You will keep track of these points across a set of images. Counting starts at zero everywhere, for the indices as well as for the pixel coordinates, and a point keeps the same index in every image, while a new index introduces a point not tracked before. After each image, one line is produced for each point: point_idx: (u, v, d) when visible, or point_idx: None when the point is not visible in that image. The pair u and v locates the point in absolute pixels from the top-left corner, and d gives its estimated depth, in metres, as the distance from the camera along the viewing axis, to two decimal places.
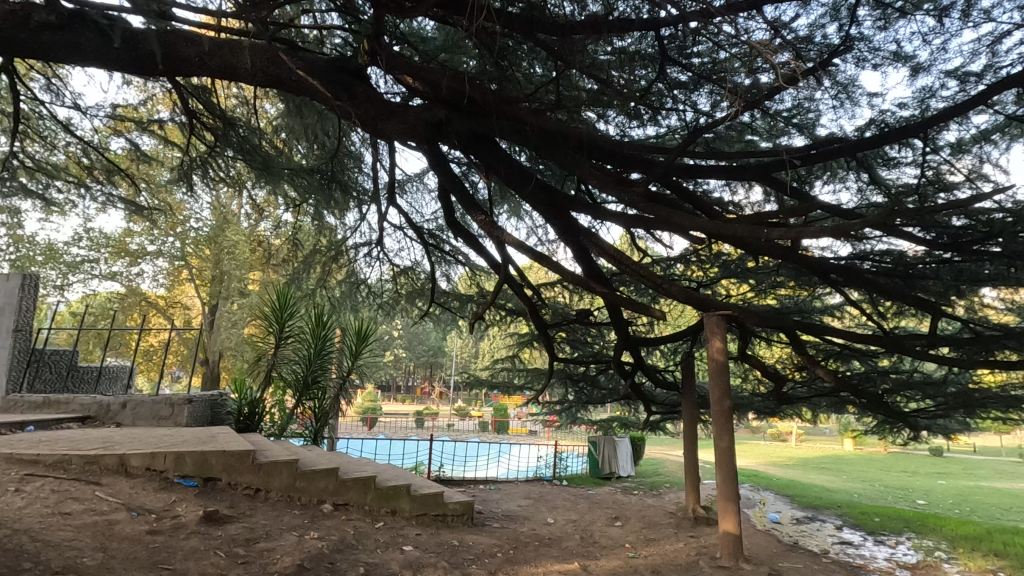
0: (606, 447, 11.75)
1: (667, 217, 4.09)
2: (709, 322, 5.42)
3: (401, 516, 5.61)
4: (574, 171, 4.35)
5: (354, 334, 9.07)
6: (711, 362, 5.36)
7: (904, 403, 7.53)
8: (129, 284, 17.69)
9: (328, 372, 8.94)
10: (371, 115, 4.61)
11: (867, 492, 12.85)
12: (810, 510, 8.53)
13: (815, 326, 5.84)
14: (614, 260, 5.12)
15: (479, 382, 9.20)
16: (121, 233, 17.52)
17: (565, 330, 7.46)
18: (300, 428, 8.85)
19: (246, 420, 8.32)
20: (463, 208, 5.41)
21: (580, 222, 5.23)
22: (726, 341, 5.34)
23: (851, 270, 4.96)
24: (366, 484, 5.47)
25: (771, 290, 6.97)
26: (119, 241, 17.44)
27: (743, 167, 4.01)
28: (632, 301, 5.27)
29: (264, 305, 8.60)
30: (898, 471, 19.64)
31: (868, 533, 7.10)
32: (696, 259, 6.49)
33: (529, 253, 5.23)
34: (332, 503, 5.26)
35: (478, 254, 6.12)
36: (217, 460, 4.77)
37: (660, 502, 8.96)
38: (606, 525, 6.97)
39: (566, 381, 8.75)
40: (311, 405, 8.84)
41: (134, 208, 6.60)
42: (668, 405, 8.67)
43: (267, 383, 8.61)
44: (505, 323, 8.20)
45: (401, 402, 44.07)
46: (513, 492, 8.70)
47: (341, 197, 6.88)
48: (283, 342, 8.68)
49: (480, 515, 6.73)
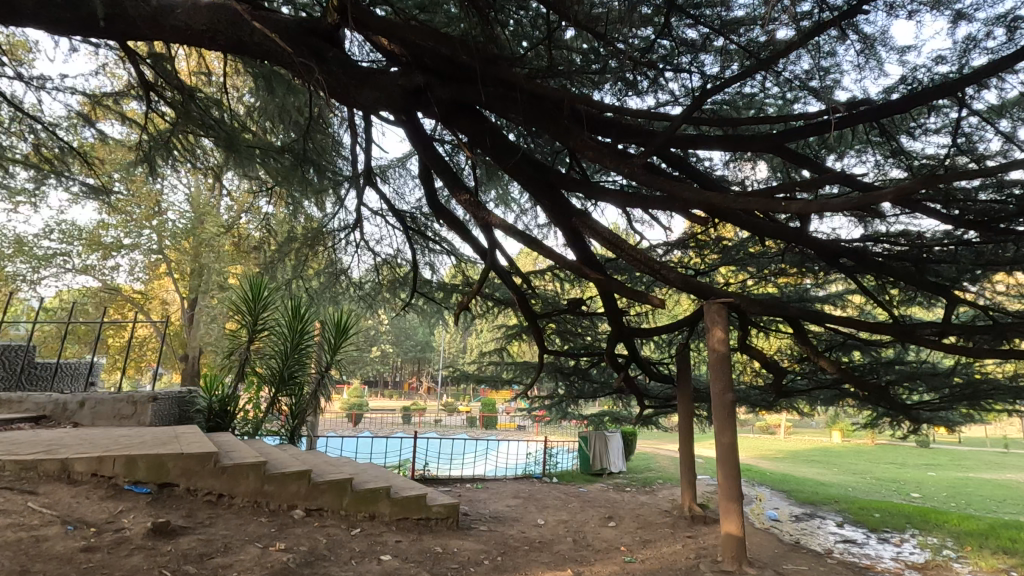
0: (597, 442, 11.42)
1: (671, 191, 3.68)
2: (710, 311, 5.04)
3: (380, 521, 5.20)
4: (567, 141, 3.94)
5: (334, 326, 8.63)
6: (712, 353, 4.95)
7: (907, 396, 7.24)
8: (104, 279, 17.01)
9: (306, 367, 8.46)
10: (342, 83, 4.11)
11: (860, 486, 12.66)
12: (808, 506, 8.26)
13: (821, 315, 5.52)
14: (609, 244, 4.72)
15: (464, 377, 8.76)
16: (95, 226, 16.83)
17: (555, 321, 7.08)
18: (276, 427, 8.38)
19: (218, 418, 7.79)
20: (446, 187, 4.99)
21: (573, 202, 4.83)
22: (728, 331, 4.95)
23: (863, 253, 4.66)
24: (342, 489, 5.06)
25: (773, 277, 6.64)
26: (92, 234, 16.75)
27: (755, 136, 3.65)
28: (629, 289, 4.88)
29: (237, 296, 8.10)
30: (888, 463, 19.57)
31: (871, 531, 6.82)
32: (694, 244, 6.15)
33: (517, 235, 4.80)
34: (304, 509, 4.84)
35: (464, 239, 5.70)
36: (174, 463, 4.33)
37: (653, 499, 8.65)
38: (599, 526, 6.62)
39: (556, 374, 8.39)
40: (288, 401, 8.36)
41: (91, 191, 6.08)
42: (662, 399, 8.34)
43: (241, 379, 8.09)
44: (492, 314, 7.83)
45: (389, 398, 43.56)
46: (501, 491, 8.32)
47: (317, 179, 6.41)
48: (257, 336, 8.17)
49: (466, 518, 6.34)
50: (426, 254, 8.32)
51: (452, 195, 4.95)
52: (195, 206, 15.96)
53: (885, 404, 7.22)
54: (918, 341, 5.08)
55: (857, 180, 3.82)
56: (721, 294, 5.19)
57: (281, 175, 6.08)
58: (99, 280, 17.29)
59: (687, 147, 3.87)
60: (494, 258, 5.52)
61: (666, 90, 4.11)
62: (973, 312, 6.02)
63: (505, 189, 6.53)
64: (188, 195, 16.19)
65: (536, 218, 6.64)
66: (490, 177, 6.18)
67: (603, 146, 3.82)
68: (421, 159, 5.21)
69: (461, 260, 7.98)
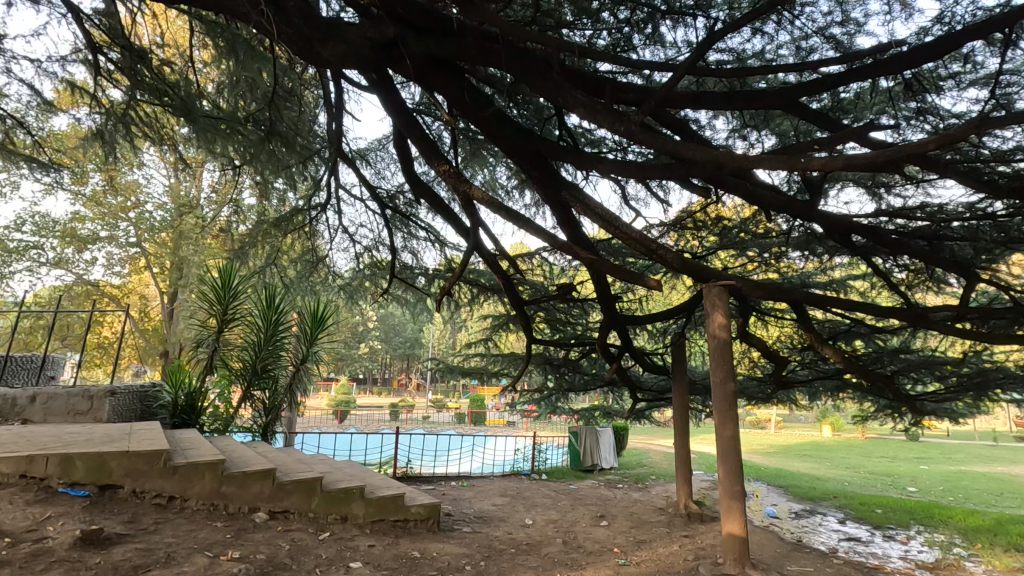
0: (588, 438, 11.02)
1: (673, 148, 3.28)
2: (711, 294, 4.68)
3: (353, 524, 4.76)
4: (556, 99, 3.52)
5: (311, 316, 8.15)
6: (712, 340, 4.57)
7: (912, 386, 6.92)
8: (80, 273, 16.33)
9: (281, 360, 7.95)
10: (305, 35, 3.62)
11: (854, 480, 12.42)
12: (807, 502, 7.94)
13: (831, 299, 5.14)
14: (602, 221, 4.31)
15: (448, 369, 8.32)
16: (70, 218, 16.17)
17: (543, 309, 6.70)
18: (248, 423, 7.84)
19: (185, 414, 7.16)
20: (424, 158, 4.56)
21: (562, 174, 4.41)
22: (729, 315, 4.58)
23: (877, 230, 4.31)
24: (310, 489, 4.61)
25: (775, 260, 6.29)
26: (67, 226, 16.10)
27: (764, 91, 3.29)
28: (623, 269, 4.48)
29: (205, 283, 7.51)
30: (880, 457, 19.43)
31: (875, 528, 6.50)
32: (692, 225, 5.79)
33: (501, 211, 4.38)
34: (268, 511, 4.39)
35: (445, 218, 5.28)
36: (118, 463, 3.88)
37: (646, 496, 8.28)
38: (590, 526, 6.24)
39: (545, 367, 7.99)
40: (262, 396, 7.84)
41: (40, 168, 5.57)
42: (656, 391, 7.96)
43: (209, 372, 7.54)
44: (478, 302, 7.43)
45: (377, 395, 43.00)
46: (487, 488, 7.92)
47: (286, 154, 5.91)
48: (229, 326, 7.63)
49: (449, 518, 5.92)
50: (408, 241, 7.90)
51: (430, 166, 4.52)
52: (174, 198, 15.35)
53: (889, 395, 6.89)
54: (932, 325, 4.76)
55: (878, 141, 3.46)
56: (722, 277, 4.83)
57: (248, 151, 5.60)
58: (73, 274, 16.63)
59: (688, 105, 3.49)
60: (478, 237, 5.10)
61: (667, 42, 3.79)
62: (988, 296, 5.68)
63: (490, 169, 6.13)
64: (166, 186, 15.56)
65: (524, 198, 6.24)
66: (473, 155, 5.78)
67: (595, 103, 3.40)
68: (396, 126, 4.76)
69: (445, 247, 7.55)
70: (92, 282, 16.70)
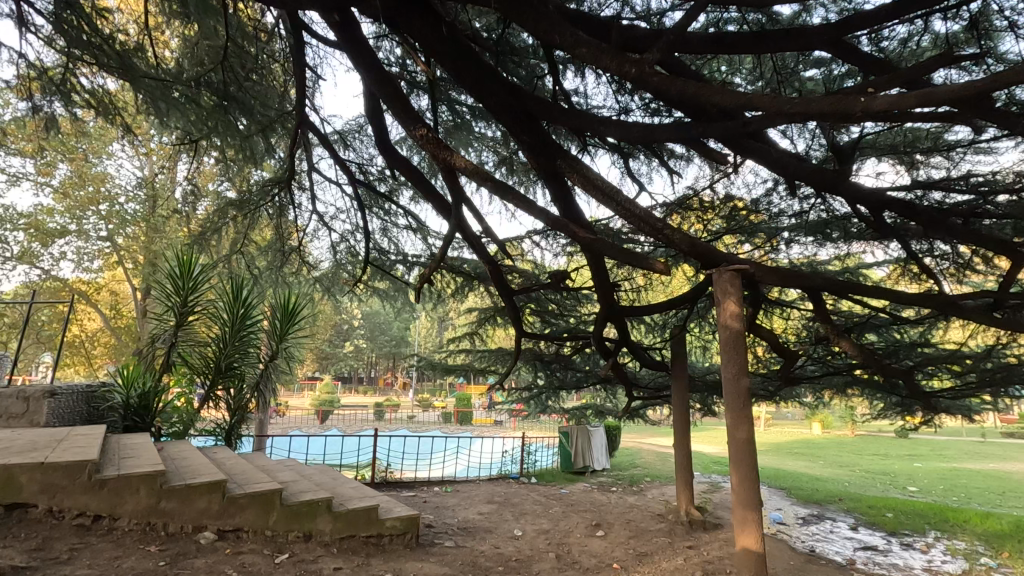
0: (579, 438, 10.47)
1: (695, 94, 2.71)
2: (720, 279, 4.14)
3: (318, 542, 4.14)
4: (553, 39, 2.95)
5: (281, 310, 7.43)
6: (724, 330, 4.00)
7: (927, 381, 6.46)
8: (47, 267, 15.42)
9: (249, 356, 7.20)
10: None
11: (853, 480, 11.99)
12: (813, 506, 7.47)
13: (852, 285, 4.66)
14: (601, 193, 3.78)
15: (430, 365, 7.69)
16: (37, 210, 15.27)
17: (534, 300, 6.17)
18: (211, 425, 7.10)
19: (138, 416, 6.45)
20: (398, 121, 3.98)
21: (557, 139, 3.89)
22: (743, 303, 4.03)
23: (912, 204, 3.82)
24: (269, 502, 4.01)
25: (787, 245, 5.82)
26: (33, 219, 15.18)
27: (803, 28, 2.79)
28: (625, 251, 3.95)
29: (162, 271, 6.76)
30: (874, 454, 19.14)
31: (891, 534, 6.04)
32: (699, 205, 5.32)
33: (487, 181, 3.83)
34: (215, 530, 3.79)
35: (425, 196, 4.71)
36: (29, 478, 3.28)
37: (643, 501, 7.77)
38: (585, 536, 5.71)
39: (536, 363, 7.41)
40: (226, 396, 7.07)
41: None
42: (654, 388, 7.44)
43: (165, 370, 6.74)
44: (462, 292, 6.87)
45: (362, 394, 42.14)
46: (473, 494, 7.35)
47: (246, 125, 5.28)
48: (188, 320, 6.86)
49: (430, 531, 5.35)
50: (388, 231, 7.35)
51: (405, 130, 3.93)
52: (145, 188, 14.52)
53: (904, 391, 6.43)
54: (968, 313, 4.28)
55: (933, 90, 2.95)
56: (733, 261, 4.32)
57: (203, 121, 4.98)
58: (39, 269, 15.73)
59: (708, 49, 2.99)
60: (460, 217, 4.52)
61: None
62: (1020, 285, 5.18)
63: (475, 152, 5.63)
64: (138, 176, 14.72)
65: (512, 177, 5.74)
66: (458, 128, 5.28)
67: (602, 43, 2.85)
68: (368, 86, 4.20)
69: (428, 238, 6.98)
70: (59, 278, 15.83)
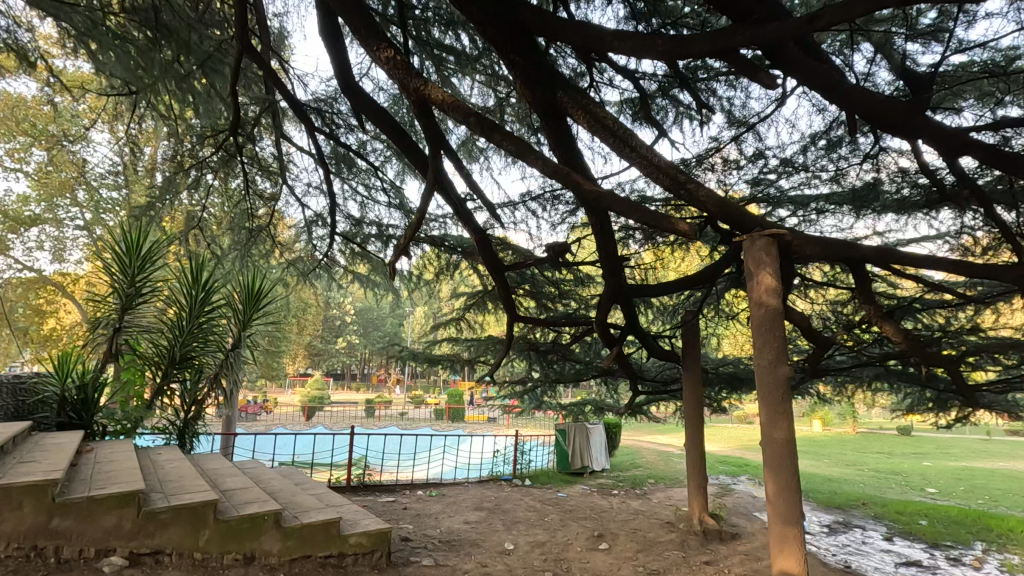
0: (577, 436, 9.70)
1: None
2: (753, 246, 3.30)
3: (261, 566, 3.37)
4: None
5: (244, 291, 6.53)
6: (758, 308, 3.15)
7: (971, 373, 5.76)
8: (20, 260, 14.56)
9: (209, 346, 6.32)
10: None
11: (868, 480, 11.29)
12: (836, 511, 6.75)
13: (902, 256, 3.93)
14: (611, 135, 3.08)
15: (413, 355, 6.92)
16: (13, 200, 14.41)
17: (527, 280, 5.47)
18: (163, 422, 6.27)
19: (76, 412, 5.70)
20: (360, 41, 3.29)
21: (559, 69, 3.19)
22: (780, 275, 3.20)
23: (996, 147, 3.08)
24: (199, 518, 3.25)
25: (818, 217, 5.10)
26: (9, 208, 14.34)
27: None
28: (638, 208, 3.24)
29: (108, 245, 5.88)
30: (882, 453, 18.42)
31: (933, 547, 5.33)
32: (721, 166, 4.61)
33: (470, 116, 3.12)
34: (127, 554, 3.01)
35: (397, 145, 4.02)
36: None
37: (648, 506, 7.05)
38: (587, 550, 4.97)
39: (529, 354, 6.65)
40: (180, 389, 6.21)
41: None
42: (661, 381, 6.71)
43: (110, 359, 5.87)
44: (447, 273, 6.12)
45: (355, 391, 41.33)
46: (460, 500, 6.60)
47: (189, 69, 4.47)
48: (137, 303, 5.96)
49: (407, 545, 4.60)
50: (364, 206, 6.58)
51: (368, 52, 3.24)
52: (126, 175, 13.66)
53: (944, 384, 5.73)
54: None
55: None
56: (767, 225, 3.48)
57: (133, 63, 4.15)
58: (13, 261, 14.86)
59: None
60: (439, 170, 3.78)
61: None
62: None
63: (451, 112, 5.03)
64: None
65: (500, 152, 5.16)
66: (443, 74, 4.61)
67: None
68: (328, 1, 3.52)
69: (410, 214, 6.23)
70: (35, 271, 14.96)
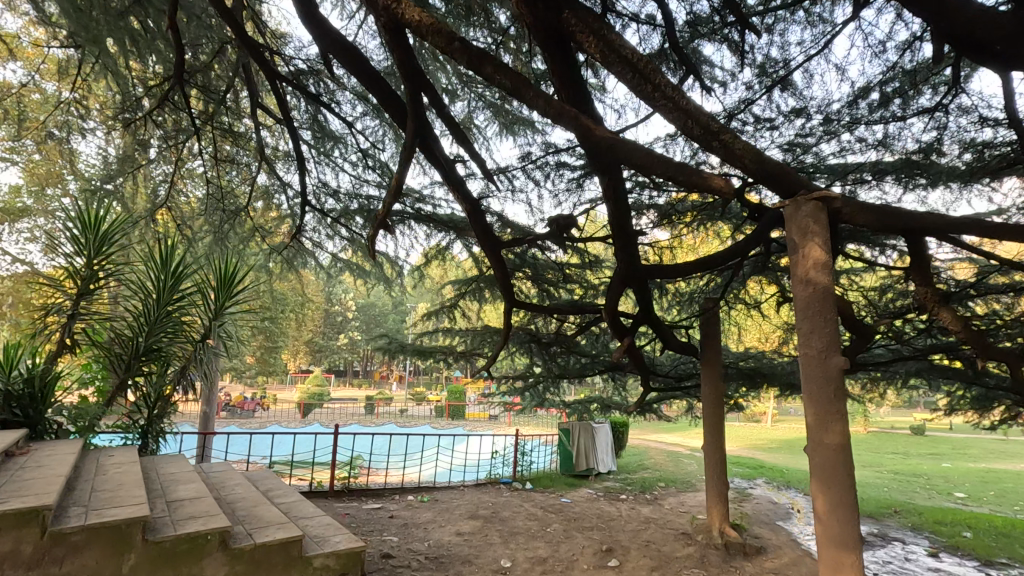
0: (582, 436, 9.09)
1: None
2: (797, 214, 2.57)
3: None
4: None
5: (216, 274, 5.73)
6: (807, 287, 2.40)
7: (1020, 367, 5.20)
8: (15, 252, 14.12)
9: (177, 337, 5.63)
10: None
11: (890, 484, 10.66)
12: (869, 522, 6.14)
13: (972, 226, 3.27)
14: (628, 65, 2.47)
15: (403, 347, 6.34)
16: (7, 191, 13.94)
17: (529, 263, 4.87)
18: (125, 420, 5.66)
19: (24, 409, 5.02)
20: None
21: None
22: (833, 247, 2.45)
23: None
24: (122, 541, 2.65)
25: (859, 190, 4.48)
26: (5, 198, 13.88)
27: None
28: (659, 159, 2.64)
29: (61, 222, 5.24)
30: (898, 454, 17.76)
31: (987, 566, 4.71)
32: (753, 126, 3.99)
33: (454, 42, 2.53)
34: None
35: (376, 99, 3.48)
36: None
37: (660, 514, 6.45)
38: (596, 569, 4.38)
39: (531, 347, 6.05)
40: (145, 384, 5.54)
41: None
42: (675, 377, 6.11)
43: (61, 349, 5.19)
44: (441, 255, 5.53)
45: (357, 388, 40.95)
46: (454, 506, 6.01)
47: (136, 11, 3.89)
48: (94, 288, 5.29)
49: (389, 564, 4.02)
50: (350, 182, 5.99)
51: None
52: None
53: (993, 381, 5.13)
54: None
55: None
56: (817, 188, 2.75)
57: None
58: None
59: None
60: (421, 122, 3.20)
61: None
62: None
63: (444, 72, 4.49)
64: None
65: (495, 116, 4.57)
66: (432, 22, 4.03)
67: None
68: None
69: None
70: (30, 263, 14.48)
